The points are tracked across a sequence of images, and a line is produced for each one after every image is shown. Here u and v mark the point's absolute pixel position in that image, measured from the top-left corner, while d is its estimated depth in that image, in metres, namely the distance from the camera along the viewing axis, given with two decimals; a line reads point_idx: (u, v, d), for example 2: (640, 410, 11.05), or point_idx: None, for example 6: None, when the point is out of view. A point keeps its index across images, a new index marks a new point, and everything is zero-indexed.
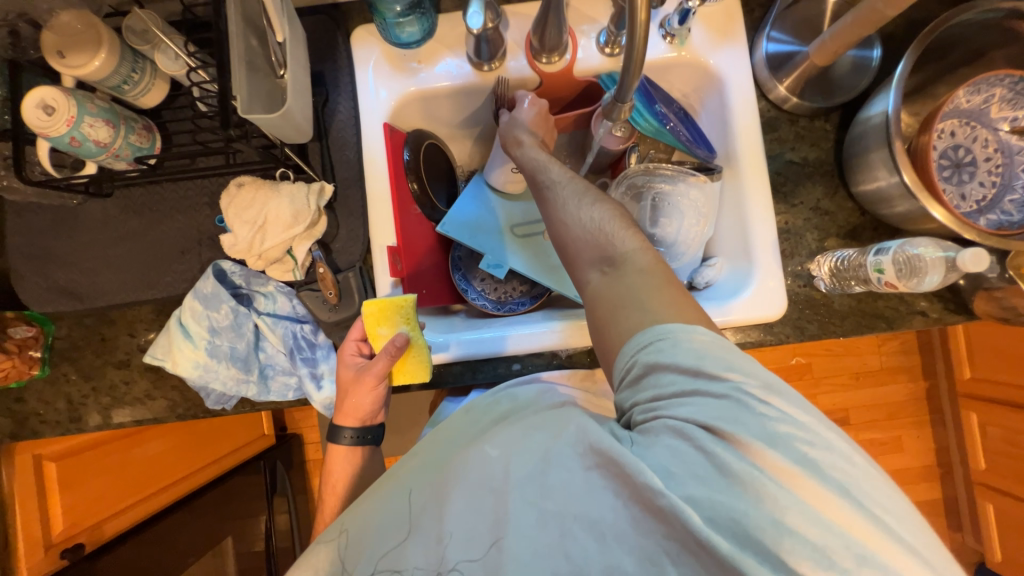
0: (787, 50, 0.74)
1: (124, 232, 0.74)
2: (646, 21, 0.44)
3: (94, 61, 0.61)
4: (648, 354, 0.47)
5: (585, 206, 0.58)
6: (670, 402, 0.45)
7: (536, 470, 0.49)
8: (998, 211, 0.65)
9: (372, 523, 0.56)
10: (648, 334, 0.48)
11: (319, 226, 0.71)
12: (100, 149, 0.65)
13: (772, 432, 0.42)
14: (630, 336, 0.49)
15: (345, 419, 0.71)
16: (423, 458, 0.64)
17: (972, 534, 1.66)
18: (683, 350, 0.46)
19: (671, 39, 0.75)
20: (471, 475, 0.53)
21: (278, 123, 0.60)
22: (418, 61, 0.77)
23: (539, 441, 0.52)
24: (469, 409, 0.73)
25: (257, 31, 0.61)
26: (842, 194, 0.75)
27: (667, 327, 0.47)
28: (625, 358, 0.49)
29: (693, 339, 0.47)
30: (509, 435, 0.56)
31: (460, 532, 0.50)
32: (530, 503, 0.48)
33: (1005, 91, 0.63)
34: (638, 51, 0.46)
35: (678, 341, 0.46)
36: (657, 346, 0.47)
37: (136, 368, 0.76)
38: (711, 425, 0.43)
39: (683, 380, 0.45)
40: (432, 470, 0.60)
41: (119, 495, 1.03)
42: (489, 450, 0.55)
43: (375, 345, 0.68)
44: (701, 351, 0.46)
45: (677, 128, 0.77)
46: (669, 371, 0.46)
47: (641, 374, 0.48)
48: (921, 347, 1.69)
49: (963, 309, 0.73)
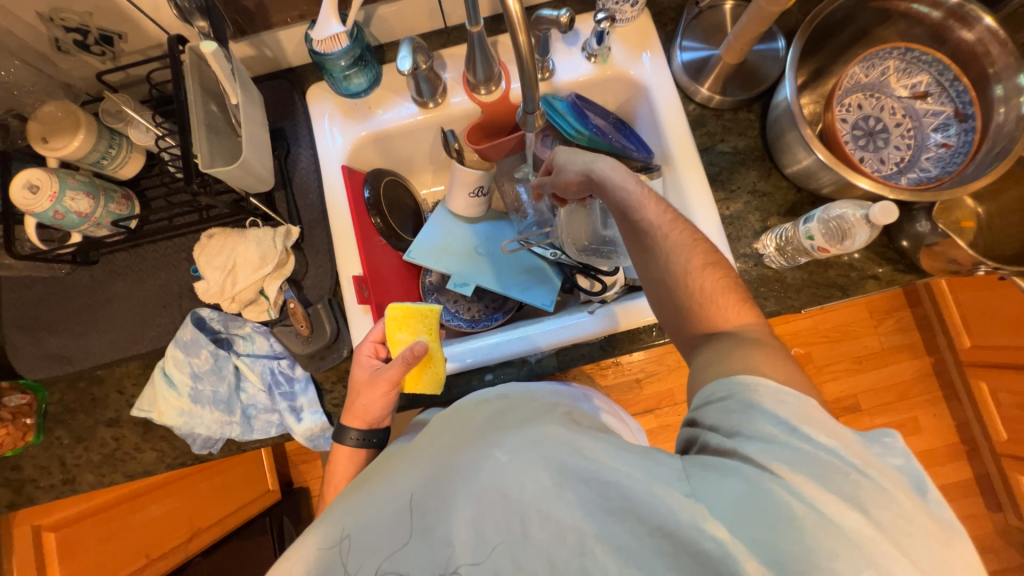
0: (701, 55, 0.81)
1: (110, 294, 0.79)
2: (527, 40, 0.49)
3: (74, 141, 0.69)
4: (739, 401, 0.46)
5: (668, 247, 0.58)
6: (757, 432, 0.44)
7: (552, 484, 0.47)
8: (917, 169, 0.69)
9: (372, 520, 0.52)
10: (741, 385, 0.47)
11: (287, 265, 0.76)
12: (82, 219, 0.71)
13: (859, 483, 0.40)
14: (717, 382, 0.50)
15: (353, 419, 0.71)
16: (432, 448, 0.60)
17: (1016, 514, 1.52)
18: (774, 401, 0.45)
19: (594, 58, 0.82)
20: (484, 482, 0.51)
21: (238, 173, 0.67)
22: (369, 107, 0.84)
23: (555, 454, 0.50)
24: (459, 411, 0.64)
25: (216, 97, 0.70)
26: (776, 175, 0.79)
27: (754, 383, 0.47)
28: (714, 394, 0.49)
29: (785, 399, 0.45)
30: (518, 439, 0.53)
31: (467, 543, 0.48)
32: (545, 516, 0.46)
33: (897, 62, 0.71)
34: (527, 61, 0.51)
35: (770, 395, 0.46)
36: (745, 397, 0.47)
37: (126, 423, 0.79)
38: (785, 469, 0.41)
39: (777, 429, 0.43)
40: (443, 463, 0.56)
41: (120, 563, 1.01)
42: (499, 457, 0.52)
43: (394, 350, 0.69)
44: (796, 414, 0.44)
45: (610, 137, 0.81)
46: (762, 420, 0.44)
47: (730, 410, 0.46)
48: (919, 322, 1.64)
49: (914, 268, 0.75)
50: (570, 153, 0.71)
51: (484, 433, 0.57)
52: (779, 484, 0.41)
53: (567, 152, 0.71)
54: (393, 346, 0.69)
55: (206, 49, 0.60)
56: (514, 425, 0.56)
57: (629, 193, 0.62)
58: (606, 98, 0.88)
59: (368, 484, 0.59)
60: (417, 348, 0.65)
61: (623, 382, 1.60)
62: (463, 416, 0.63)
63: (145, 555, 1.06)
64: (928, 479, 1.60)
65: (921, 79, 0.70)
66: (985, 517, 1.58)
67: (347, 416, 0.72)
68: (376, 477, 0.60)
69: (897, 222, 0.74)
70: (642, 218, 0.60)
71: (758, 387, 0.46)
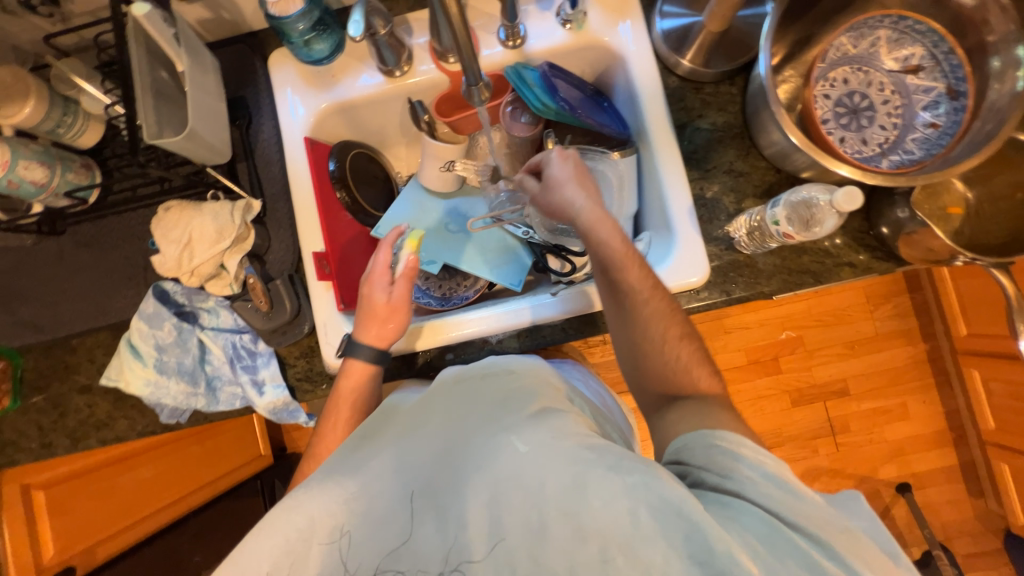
0: (683, 23, 0.75)
1: (77, 265, 0.80)
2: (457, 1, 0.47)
3: (25, 109, 0.67)
4: (724, 448, 0.49)
5: (644, 315, 0.61)
6: (742, 477, 0.46)
7: (575, 483, 0.47)
8: (900, 151, 0.65)
9: (373, 495, 0.54)
10: (727, 437, 0.50)
11: (247, 240, 0.75)
12: (38, 188, 0.70)
13: (859, 544, 0.43)
14: (701, 429, 0.52)
15: (367, 333, 0.71)
16: (415, 416, 0.61)
17: (997, 501, 1.51)
18: (756, 454, 0.48)
19: (569, 25, 0.77)
20: (501, 472, 0.52)
21: (186, 144, 0.65)
22: (333, 75, 0.80)
23: (581, 454, 0.49)
24: (460, 378, 0.63)
25: (165, 62, 0.68)
26: (754, 153, 0.75)
27: (739, 436, 0.50)
28: (701, 439, 0.51)
29: (765, 452, 0.48)
30: (541, 430, 0.54)
31: (481, 531, 0.50)
32: (567, 515, 0.47)
33: (890, 31, 0.67)
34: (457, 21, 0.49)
35: (758, 452, 0.48)
36: (736, 448, 0.49)
37: (98, 391, 0.81)
38: (798, 521, 0.43)
39: (760, 475, 0.46)
40: (445, 441, 0.58)
41: (112, 519, 1.08)
42: (520, 447, 0.53)
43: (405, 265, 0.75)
44: (778, 468, 0.47)
45: (579, 112, 0.78)
46: (754, 469, 0.47)
47: (716, 456, 0.49)
48: (917, 308, 1.58)
49: (892, 256, 0.72)
50: (569, 177, 0.67)
51: (494, 419, 0.58)
52: (789, 530, 0.43)
53: (564, 174, 0.67)
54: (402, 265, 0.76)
55: (139, 12, 0.59)
56: (526, 412, 0.57)
57: (612, 251, 0.62)
58: (583, 68, 0.84)
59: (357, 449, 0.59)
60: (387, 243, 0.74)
61: (609, 360, 1.59)
62: (452, 392, 0.62)
63: (134, 514, 1.12)
64: (911, 464, 1.58)
65: (913, 51, 0.66)
66: (967, 502, 1.58)
67: (361, 334, 0.71)
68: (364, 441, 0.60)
69: (878, 206, 0.70)
70: (623, 279, 0.62)
71: (745, 442, 0.49)
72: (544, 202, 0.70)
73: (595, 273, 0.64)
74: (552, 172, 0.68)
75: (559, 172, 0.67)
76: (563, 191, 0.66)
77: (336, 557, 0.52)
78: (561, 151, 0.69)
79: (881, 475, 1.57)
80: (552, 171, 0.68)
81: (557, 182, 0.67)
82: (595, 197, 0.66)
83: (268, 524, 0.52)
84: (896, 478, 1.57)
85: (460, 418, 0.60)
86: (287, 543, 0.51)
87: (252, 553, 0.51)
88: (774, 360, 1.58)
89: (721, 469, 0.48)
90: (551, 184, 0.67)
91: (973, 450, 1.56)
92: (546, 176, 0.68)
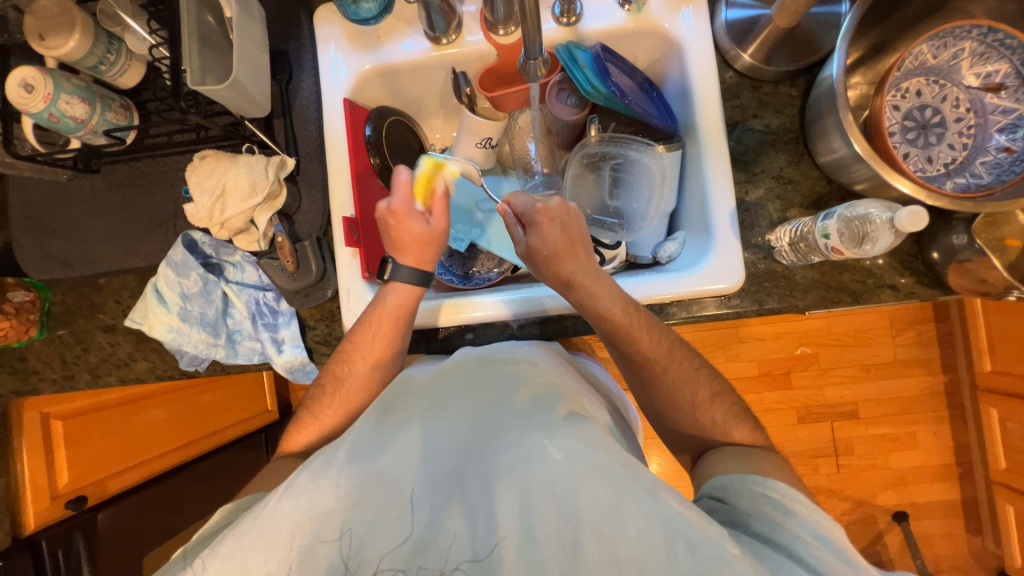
0: (749, 15, 0.71)
1: (109, 205, 0.80)
2: None
3: (70, 41, 0.67)
4: (774, 500, 0.53)
5: (637, 346, 0.67)
6: (790, 531, 0.50)
7: (610, 501, 0.50)
8: (967, 173, 0.64)
9: (399, 477, 0.57)
10: (776, 489, 0.54)
11: (279, 198, 0.74)
12: (78, 125, 0.70)
13: None
14: (750, 475, 0.57)
15: (407, 257, 0.72)
16: (445, 394, 0.65)
17: (995, 540, 1.49)
18: (809, 512, 0.52)
19: (629, 6, 0.74)
20: (533, 475, 0.54)
21: (229, 94, 0.65)
22: (378, 36, 0.78)
23: (616, 472, 0.52)
24: (486, 364, 0.68)
25: (213, 7, 0.67)
26: (807, 162, 0.72)
27: (789, 490, 0.54)
28: (751, 485, 0.56)
29: (818, 512, 0.52)
30: (574, 437, 0.55)
31: (513, 532, 0.51)
32: (600, 536, 0.49)
33: (975, 44, 0.62)
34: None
35: (808, 513, 0.52)
36: (785, 503, 0.53)
37: (121, 332, 0.82)
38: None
39: (810, 533, 0.50)
40: (472, 430, 0.61)
41: (125, 455, 1.11)
42: (553, 452, 0.55)
43: (420, 194, 0.73)
44: (830, 529, 0.50)
45: (629, 100, 0.75)
46: (800, 525, 0.50)
47: (764, 503, 0.53)
48: (941, 338, 1.54)
49: (938, 283, 0.69)
50: (558, 250, 0.66)
51: (524, 418, 0.60)
52: None
53: (553, 245, 0.66)
54: (422, 197, 0.73)
55: None
56: (556, 415, 0.59)
57: (617, 317, 0.65)
58: (636, 54, 0.80)
59: (384, 430, 0.61)
60: (404, 170, 0.71)
61: None
62: (479, 370, 0.67)
63: (143, 454, 1.15)
64: (912, 494, 1.56)
65: (998, 67, 0.62)
66: (963, 538, 1.56)
67: (401, 258, 0.72)
68: (392, 423, 0.62)
69: (932, 231, 0.66)
70: (626, 334, 0.66)
71: (793, 496, 0.53)
72: (534, 267, 0.70)
73: (604, 335, 0.69)
74: (534, 242, 0.67)
75: (547, 243, 0.66)
76: (556, 264, 0.66)
77: (354, 536, 0.53)
78: (545, 214, 0.66)
79: (878, 501, 1.56)
80: (536, 241, 0.67)
81: (545, 249, 0.66)
82: (590, 269, 0.66)
83: (293, 488, 0.54)
84: (894, 506, 1.55)
85: (490, 410, 0.63)
86: (308, 511, 0.53)
87: (275, 514, 0.52)
88: (786, 375, 1.56)
89: (768, 518, 0.52)
90: (540, 254, 0.67)
91: (977, 487, 1.53)
92: (529, 241, 0.67)
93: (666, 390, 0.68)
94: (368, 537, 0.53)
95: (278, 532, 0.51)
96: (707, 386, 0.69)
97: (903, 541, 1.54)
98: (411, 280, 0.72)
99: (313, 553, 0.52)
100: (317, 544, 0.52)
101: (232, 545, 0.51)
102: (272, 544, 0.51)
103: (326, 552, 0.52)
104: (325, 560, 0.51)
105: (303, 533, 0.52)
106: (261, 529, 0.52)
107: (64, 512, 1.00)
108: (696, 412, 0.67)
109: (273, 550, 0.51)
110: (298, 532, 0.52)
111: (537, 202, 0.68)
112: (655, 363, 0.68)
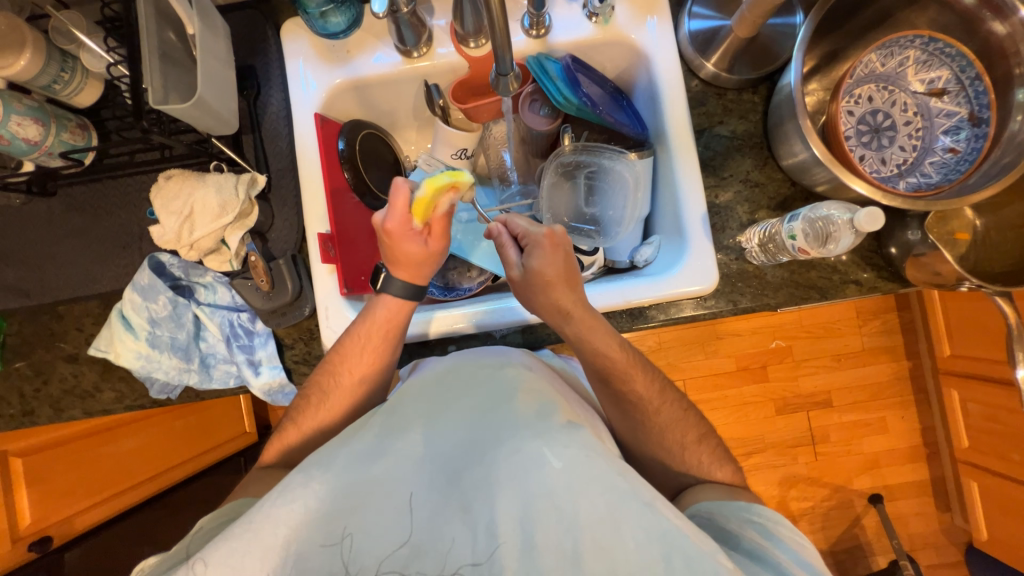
0: (711, 25, 0.73)
1: (68, 229, 0.76)
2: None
3: (21, 59, 0.63)
4: (758, 523, 0.56)
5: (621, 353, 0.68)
6: (774, 555, 0.52)
7: (609, 512, 0.51)
8: (917, 173, 0.68)
9: (395, 483, 0.56)
10: (761, 515, 0.57)
11: (250, 217, 0.73)
12: (31, 147, 0.67)
13: None
14: (735, 501, 0.60)
15: (398, 268, 0.70)
16: (443, 394, 0.64)
17: (962, 516, 1.57)
18: (790, 538, 0.55)
19: (596, 18, 0.75)
20: (533, 486, 0.54)
21: (194, 112, 0.63)
22: (348, 50, 0.77)
23: (614, 484, 0.52)
24: (481, 362, 0.66)
25: (173, 23, 0.66)
26: (771, 165, 0.75)
27: (771, 514, 0.57)
28: (736, 510, 0.59)
29: (798, 539, 0.55)
30: (574, 445, 0.55)
31: (513, 543, 0.51)
32: (599, 546, 0.50)
33: (918, 52, 0.67)
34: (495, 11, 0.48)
35: (787, 539, 0.55)
36: (767, 527, 0.56)
37: (85, 361, 0.78)
38: None
39: (792, 558, 0.52)
40: (471, 433, 0.60)
41: (94, 489, 1.05)
42: (554, 461, 0.54)
43: (420, 215, 0.65)
44: (808, 556, 0.53)
45: (600, 109, 0.77)
46: (782, 550, 0.53)
47: (748, 527, 0.56)
48: (903, 325, 1.61)
49: (897, 277, 0.72)
50: (559, 278, 0.64)
51: (522, 423, 0.58)
52: None
53: (551, 274, 0.64)
54: (420, 219, 0.66)
55: None
56: (556, 423, 0.58)
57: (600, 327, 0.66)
58: (604, 64, 0.82)
59: (383, 433, 0.59)
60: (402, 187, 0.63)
61: None
62: (476, 371, 0.66)
63: (112, 487, 1.08)
64: (885, 476, 1.62)
65: (940, 74, 0.67)
66: (934, 516, 1.63)
67: (392, 270, 0.70)
68: (391, 427, 0.60)
69: (889, 228, 0.70)
70: (609, 344, 0.67)
71: (775, 521, 0.57)
72: (522, 288, 0.67)
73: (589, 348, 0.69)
74: (533, 263, 0.65)
75: (548, 268, 0.64)
76: (548, 284, 0.64)
77: (353, 540, 0.52)
78: (550, 240, 0.65)
79: (854, 485, 1.62)
80: (537, 263, 0.64)
81: (537, 271, 0.64)
82: (582, 299, 0.66)
83: (288, 492, 0.53)
84: (869, 489, 1.62)
85: (489, 411, 0.62)
86: (303, 516, 0.52)
87: (270, 518, 0.51)
88: (762, 368, 1.60)
89: (752, 539, 0.55)
90: (540, 279, 0.64)
91: (944, 466, 1.61)
92: (529, 263, 0.65)
93: (646, 395, 0.69)
94: (367, 541, 0.52)
95: (273, 538, 0.50)
96: (696, 426, 0.71)
97: (879, 522, 1.60)
98: (403, 294, 0.70)
99: (309, 558, 0.51)
100: (313, 548, 0.51)
101: (226, 550, 0.50)
102: (267, 547, 0.50)
103: (323, 555, 0.51)
104: (323, 563, 0.51)
105: (299, 535, 0.51)
106: (255, 532, 0.50)
107: (26, 556, 0.92)
108: (673, 412, 0.70)
109: (268, 553, 0.50)
110: (292, 539, 0.51)
111: (541, 229, 0.67)
112: (635, 366, 0.68)
